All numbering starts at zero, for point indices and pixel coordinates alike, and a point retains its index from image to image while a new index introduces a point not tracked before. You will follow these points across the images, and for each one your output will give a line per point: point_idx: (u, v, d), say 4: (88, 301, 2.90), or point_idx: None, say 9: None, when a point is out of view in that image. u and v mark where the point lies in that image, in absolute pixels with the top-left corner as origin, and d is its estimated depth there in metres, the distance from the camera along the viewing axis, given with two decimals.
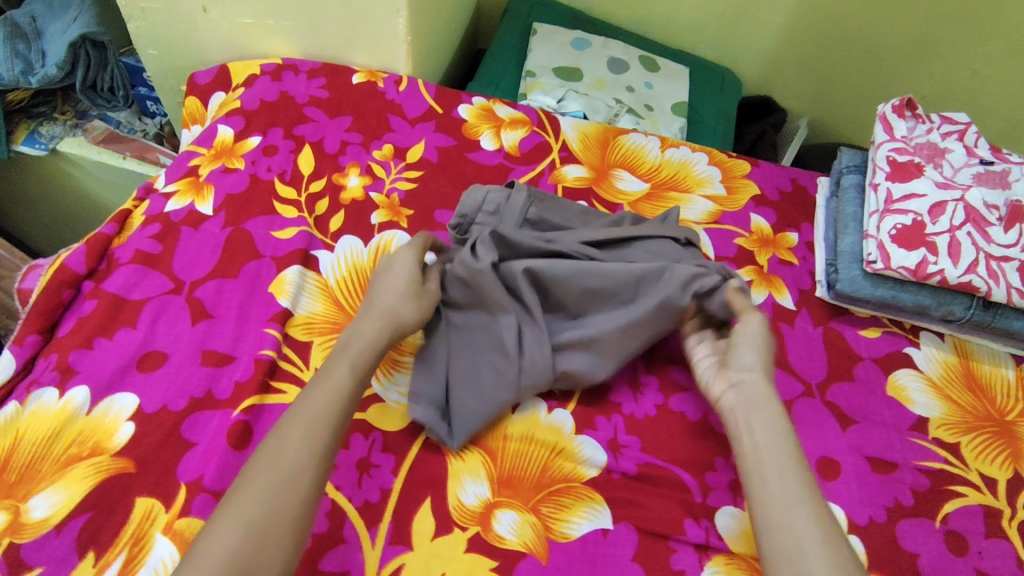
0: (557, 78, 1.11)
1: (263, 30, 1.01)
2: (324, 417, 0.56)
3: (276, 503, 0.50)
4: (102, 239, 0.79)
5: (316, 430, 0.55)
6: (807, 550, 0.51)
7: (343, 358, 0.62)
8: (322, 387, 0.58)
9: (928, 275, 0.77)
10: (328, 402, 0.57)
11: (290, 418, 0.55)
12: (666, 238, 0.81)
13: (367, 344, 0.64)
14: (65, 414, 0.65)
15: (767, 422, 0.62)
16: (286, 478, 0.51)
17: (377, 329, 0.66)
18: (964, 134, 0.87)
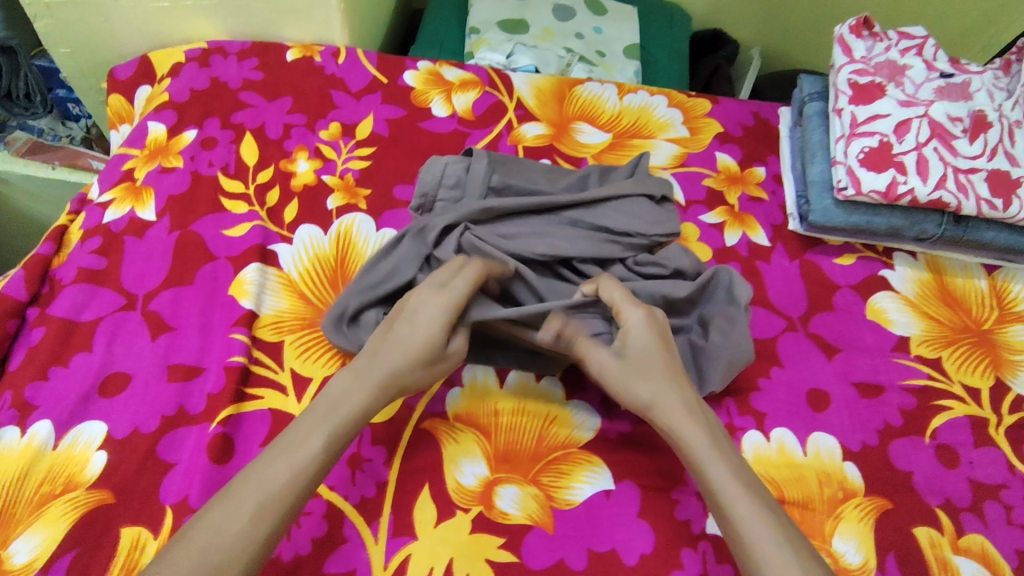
0: (503, 32, 1.05)
1: (182, 13, 0.94)
2: (280, 494, 0.49)
3: None
4: (40, 261, 0.74)
5: (268, 512, 0.48)
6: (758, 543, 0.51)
7: (321, 425, 0.53)
8: (287, 455, 0.50)
9: (899, 196, 0.77)
10: (292, 479, 0.49)
11: (243, 488, 0.48)
12: (641, 196, 0.78)
13: (359, 407, 0.55)
14: (30, 453, 0.61)
15: (674, 405, 0.59)
16: (220, 562, 0.45)
17: (371, 391, 0.56)
18: (922, 49, 0.85)
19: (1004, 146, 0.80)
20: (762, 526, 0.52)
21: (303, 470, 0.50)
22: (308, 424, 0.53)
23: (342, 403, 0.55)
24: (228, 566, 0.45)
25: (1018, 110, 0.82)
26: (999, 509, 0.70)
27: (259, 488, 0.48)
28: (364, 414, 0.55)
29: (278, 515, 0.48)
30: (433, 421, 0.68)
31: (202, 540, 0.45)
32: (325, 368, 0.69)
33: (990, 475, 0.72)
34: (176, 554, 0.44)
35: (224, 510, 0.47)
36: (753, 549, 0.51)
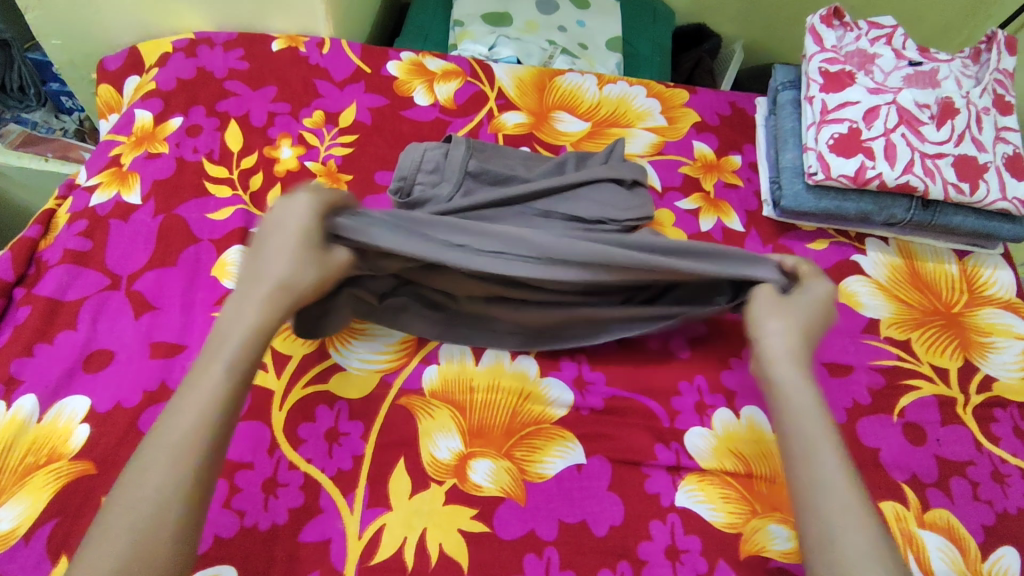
0: (486, 25, 1.07)
1: (169, 4, 0.96)
2: (191, 431, 0.49)
3: (143, 538, 0.45)
4: (28, 243, 0.76)
5: (181, 458, 0.48)
6: (838, 537, 0.50)
7: (218, 357, 0.53)
8: (190, 398, 0.51)
9: (867, 180, 0.80)
10: (193, 416, 0.50)
11: (155, 437, 0.49)
12: (611, 181, 0.80)
13: (248, 328, 0.55)
14: (15, 426, 0.63)
15: (804, 397, 0.58)
16: (155, 510, 0.46)
17: (261, 308, 0.57)
18: (892, 38, 0.87)
19: (970, 132, 0.82)
20: (855, 532, 0.50)
21: (206, 405, 0.50)
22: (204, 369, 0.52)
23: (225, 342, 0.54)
24: (160, 522, 0.46)
25: (985, 97, 0.84)
26: (964, 484, 0.71)
27: (171, 438, 0.48)
28: (256, 333, 0.55)
29: (197, 452, 0.48)
30: (409, 397, 0.70)
31: (126, 500, 0.46)
32: (305, 346, 0.72)
33: (957, 452, 0.73)
34: (113, 519, 0.45)
35: (138, 467, 0.48)
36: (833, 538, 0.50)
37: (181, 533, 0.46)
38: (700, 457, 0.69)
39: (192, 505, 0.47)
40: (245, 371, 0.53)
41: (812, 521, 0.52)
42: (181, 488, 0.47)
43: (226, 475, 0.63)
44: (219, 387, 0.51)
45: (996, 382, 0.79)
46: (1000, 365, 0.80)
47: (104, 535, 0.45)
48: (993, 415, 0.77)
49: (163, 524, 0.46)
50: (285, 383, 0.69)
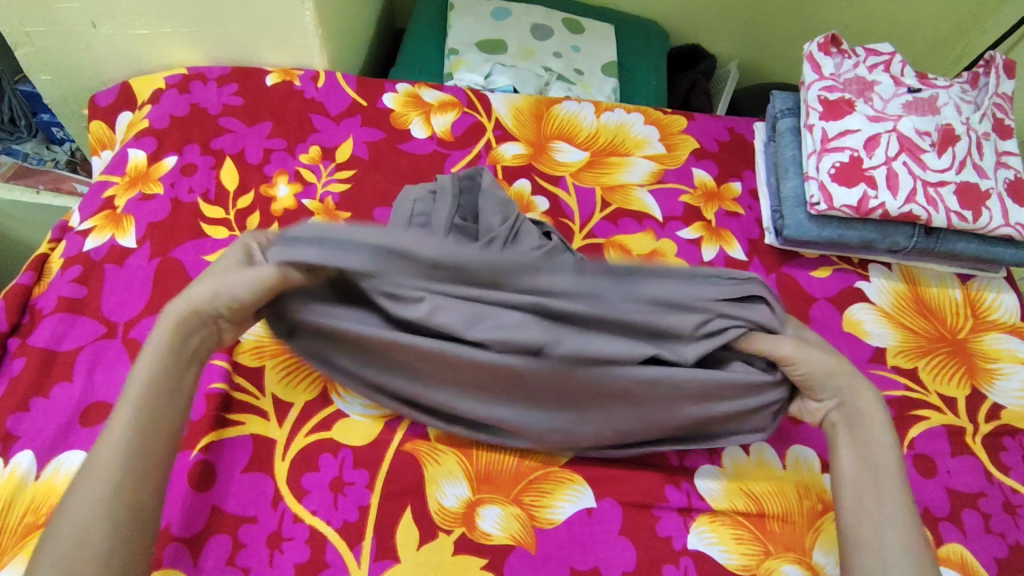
0: (481, 53, 1.07)
1: (162, 40, 0.95)
2: (114, 461, 0.51)
3: (72, 560, 0.47)
4: (21, 290, 0.74)
5: (106, 483, 0.50)
6: (891, 558, 0.54)
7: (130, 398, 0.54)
8: (105, 441, 0.52)
9: (870, 210, 0.80)
10: (116, 445, 0.52)
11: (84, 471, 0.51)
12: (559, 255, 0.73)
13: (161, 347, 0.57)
14: (12, 485, 0.61)
15: (875, 430, 0.62)
16: (78, 533, 0.48)
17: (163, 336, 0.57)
18: (890, 65, 0.87)
19: (972, 159, 0.83)
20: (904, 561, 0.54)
21: (132, 430, 0.53)
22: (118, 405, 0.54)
23: (133, 375, 0.56)
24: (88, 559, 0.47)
25: (984, 122, 0.85)
26: (977, 517, 0.70)
27: (101, 466, 0.51)
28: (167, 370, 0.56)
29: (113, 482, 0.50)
30: (415, 442, 0.69)
31: (56, 541, 0.47)
32: (306, 393, 0.70)
33: (968, 483, 0.72)
34: (45, 557, 0.47)
35: (78, 496, 0.49)
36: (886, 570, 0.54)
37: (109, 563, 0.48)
38: (711, 498, 0.69)
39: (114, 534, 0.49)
40: (155, 399, 0.55)
41: (869, 552, 0.55)
42: (109, 503, 0.49)
43: (229, 530, 0.61)
44: (135, 415, 0.53)
45: (1005, 410, 0.79)
46: (1008, 392, 0.80)
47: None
48: (1002, 444, 0.76)
49: (93, 536, 0.48)
50: (287, 432, 0.68)
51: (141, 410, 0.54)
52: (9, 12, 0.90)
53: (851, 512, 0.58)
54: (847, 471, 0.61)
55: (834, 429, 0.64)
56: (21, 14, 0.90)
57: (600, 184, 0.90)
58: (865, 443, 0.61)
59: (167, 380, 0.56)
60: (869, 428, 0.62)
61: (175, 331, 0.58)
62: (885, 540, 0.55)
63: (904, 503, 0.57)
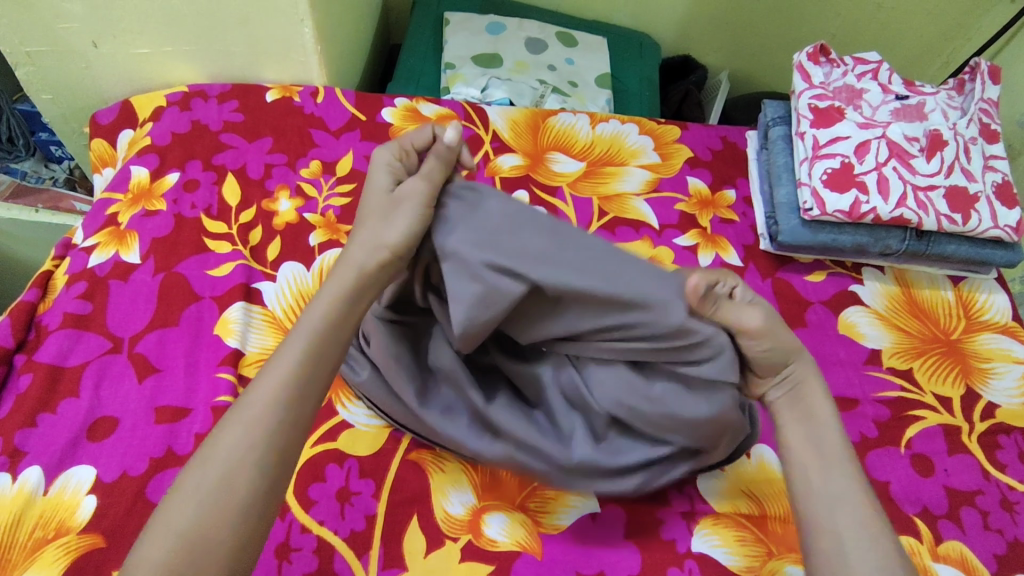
0: (477, 67, 1.09)
1: (162, 59, 0.96)
2: (269, 403, 0.48)
3: (209, 514, 0.44)
4: (26, 308, 0.75)
5: (260, 423, 0.47)
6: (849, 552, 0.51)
7: (298, 335, 0.51)
8: (269, 368, 0.50)
9: (862, 215, 0.82)
10: (276, 385, 0.49)
11: (238, 406, 0.48)
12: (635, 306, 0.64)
13: (328, 310, 0.53)
14: (21, 500, 0.61)
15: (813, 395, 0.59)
16: (224, 477, 0.45)
17: (338, 293, 0.53)
18: (877, 73, 0.90)
19: (960, 163, 0.85)
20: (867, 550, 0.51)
21: (295, 375, 0.50)
22: (298, 329, 0.52)
23: (309, 313, 0.53)
24: (234, 479, 0.45)
25: (971, 127, 0.87)
26: (975, 514, 0.71)
27: (260, 407, 0.48)
28: (338, 326, 0.53)
29: (271, 423, 0.47)
30: (420, 451, 0.69)
31: (193, 484, 0.45)
32: None
33: (965, 482, 0.74)
34: (180, 502, 0.44)
35: (224, 430, 0.47)
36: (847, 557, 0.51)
37: (248, 508, 0.45)
38: (714, 500, 0.70)
39: (261, 471, 0.46)
40: (326, 348, 0.52)
41: (823, 536, 0.53)
42: (257, 453, 0.46)
43: None
44: (304, 363, 0.50)
45: (999, 408, 0.80)
46: (1002, 391, 0.81)
47: (180, 491, 0.45)
48: (998, 442, 0.77)
49: (238, 482, 0.45)
50: None
51: (307, 352, 0.51)
52: (10, 32, 0.91)
53: (807, 504, 0.55)
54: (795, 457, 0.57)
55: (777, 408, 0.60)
56: (22, 34, 0.91)
57: (596, 194, 0.92)
58: (803, 430, 0.58)
59: (337, 326, 0.53)
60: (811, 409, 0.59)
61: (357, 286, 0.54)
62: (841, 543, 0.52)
63: (857, 481, 0.55)
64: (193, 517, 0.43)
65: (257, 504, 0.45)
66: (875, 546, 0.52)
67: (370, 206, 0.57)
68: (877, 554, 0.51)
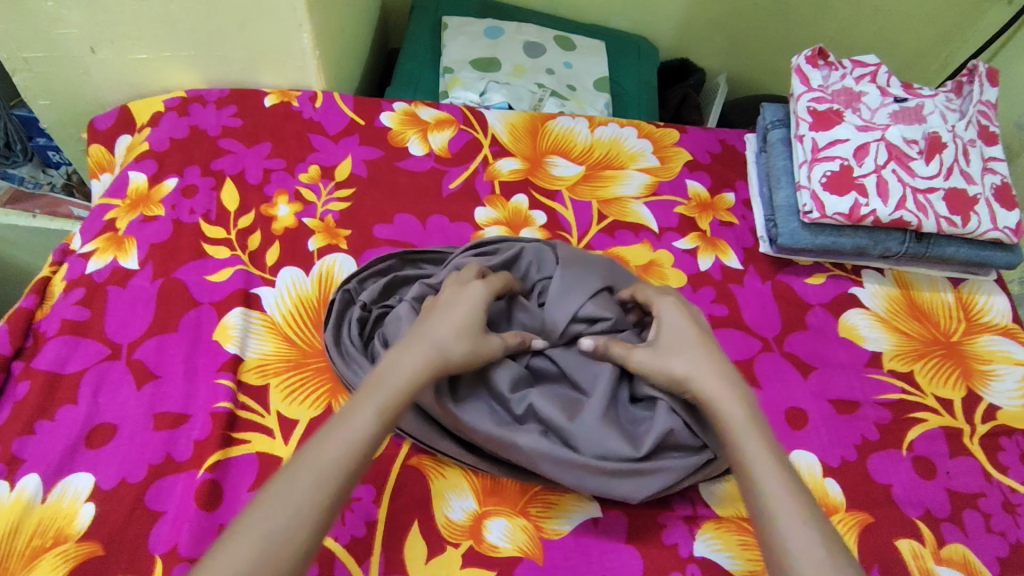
0: (475, 71, 1.09)
1: (160, 64, 0.96)
2: (340, 464, 0.47)
3: (268, 563, 0.41)
4: (24, 314, 0.74)
5: (326, 480, 0.46)
6: (789, 543, 0.47)
7: (371, 398, 0.51)
8: (343, 426, 0.49)
9: (862, 217, 0.82)
10: (345, 444, 0.48)
11: (300, 459, 0.47)
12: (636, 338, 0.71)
13: (405, 383, 0.53)
14: (19, 508, 0.60)
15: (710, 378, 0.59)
16: (286, 529, 0.43)
17: (419, 365, 0.55)
18: (876, 75, 0.89)
19: (958, 165, 0.85)
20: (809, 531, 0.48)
21: (367, 438, 0.49)
22: (368, 390, 0.52)
23: (385, 378, 0.53)
24: (298, 529, 0.44)
25: (969, 129, 0.87)
26: (977, 517, 0.71)
27: (323, 458, 0.47)
28: (412, 390, 0.54)
29: (342, 480, 0.47)
30: (420, 457, 0.69)
31: (262, 527, 0.43)
32: (311, 409, 0.70)
33: (967, 484, 0.73)
34: (235, 546, 0.42)
35: (286, 480, 0.45)
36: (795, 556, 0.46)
37: (301, 564, 0.43)
38: (715, 504, 0.69)
39: (323, 526, 0.45)
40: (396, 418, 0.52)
41: (771, 528, 0.49)
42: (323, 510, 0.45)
43: None
44: (373, 425, 0.50)
45: (1000, 410, 0.80)
46: (1003, 393, 0.81)
47: (236, 535, 0.42)
48: (1000, 444, 0.77)
49: (299, 534, 0.43)
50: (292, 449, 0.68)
51: (382, 422, 0.50)
52: (7, 38, 0.91)
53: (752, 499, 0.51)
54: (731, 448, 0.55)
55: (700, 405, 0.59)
56: (20, 39, 0.91)
57: (595, 198, 0.91)
58: (732, 421, 0.56)
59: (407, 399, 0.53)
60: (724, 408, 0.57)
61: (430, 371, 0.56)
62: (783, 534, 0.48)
63: (783, 474, 0.51)
64: (254, 555, 0.41)
65: (310, 561, 0.44)
66: (803, 540, 0.47)
67: (461, 317, 0.61)
68: (796, 545, 0.47)
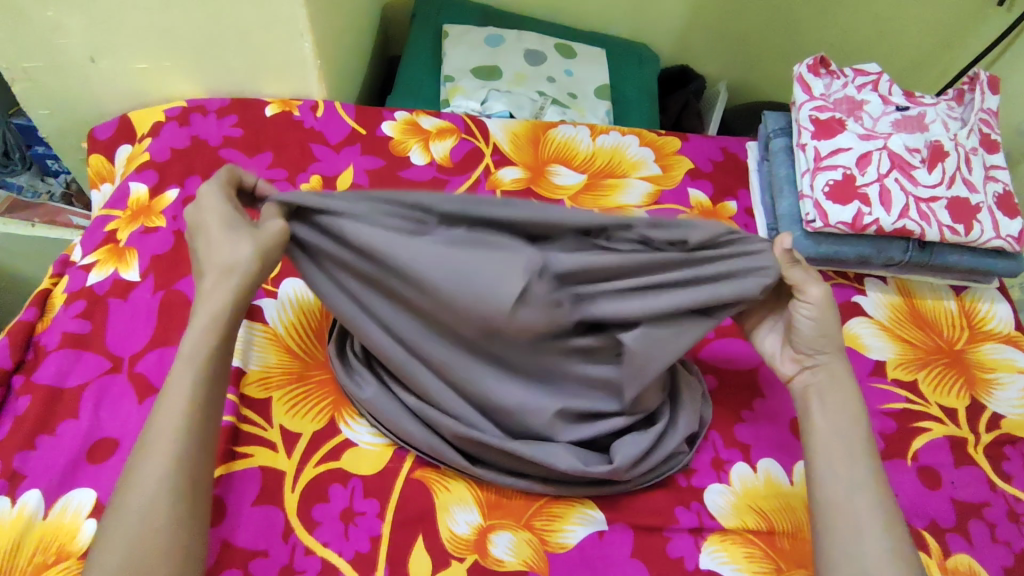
0: (476, 79, 1.09)
1: (161, 73, 0.95)
2: (166, 439, 0.53)
3: (138, 542, 0.49)
4: (25, 327, 0.74)
5: (164, 458, 0.52)
6: (863, 537, 0.56)
7: (188, 368, 0.56)
8: (165, 408, 0.54)
9: (865, 226, 0.82)
10: (168, 421, 0.53)
11: (146, 445, 0.53)
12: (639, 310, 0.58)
13: (211, 333, 0.57)
14: (20, 525, 0.60)
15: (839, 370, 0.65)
16: (145, 509, 0.50)
17: (226, 303, 0.58)
18: (878, 84, 0.90)
19: (961, 174, 0.85)
20: (881, 543, 0.56)
21: (187, 407, 0.54)
22: (182, 357, 0.56)
23: (189, 345, 0.57)
24: (156, 512, 0.50)
25: (971, 138, 0.87)
26: (982, 527, 0.71)
27: (162, 443, 0.53)
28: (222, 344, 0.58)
29: (176, 452, 0.53)
30: (424, 469, 0.69)
31: (118, 521, 0.50)
32: (315, 423, 0.70)
33: (972, 494, 0.73)
34: (113, 539, 0.49)
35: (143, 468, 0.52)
36: (858, 558, 0.55)
37: (173, 524, 0.51)
38: (721, 516, 0.69)
39: (181, 496, 0.52)
40: (211, 373, 0.57)
41: (840, 518, 0.57)
42: (168, 483, 0.52)
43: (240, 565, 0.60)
44: (193, 392, 0.55)
45: (1004, 419, 0.80)
46: (1006, 402, 0.81)
47: (110, 531, 0.50)
48: (1004, 453, 0.77)
49: (157, 512, 0.50)
50: (296, 463, 0.67)
51: (197, 385, 0.56)
52: (7, 48, 0.90)
53: (825, 499, 0.59)
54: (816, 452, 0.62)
55: (805, 397, 0.65)
56: (19, 49, 0.90)
57: (598, 206, 0.91)
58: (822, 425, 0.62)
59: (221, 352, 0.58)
60: (842, 400, 0.63)
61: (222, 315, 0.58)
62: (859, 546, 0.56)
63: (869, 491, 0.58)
64: (131, 540, 0.49)
65: (182, 521, 0.52)
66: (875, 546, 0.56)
67: (217, 228, 0.59)
68: (869, 549, 0.55)
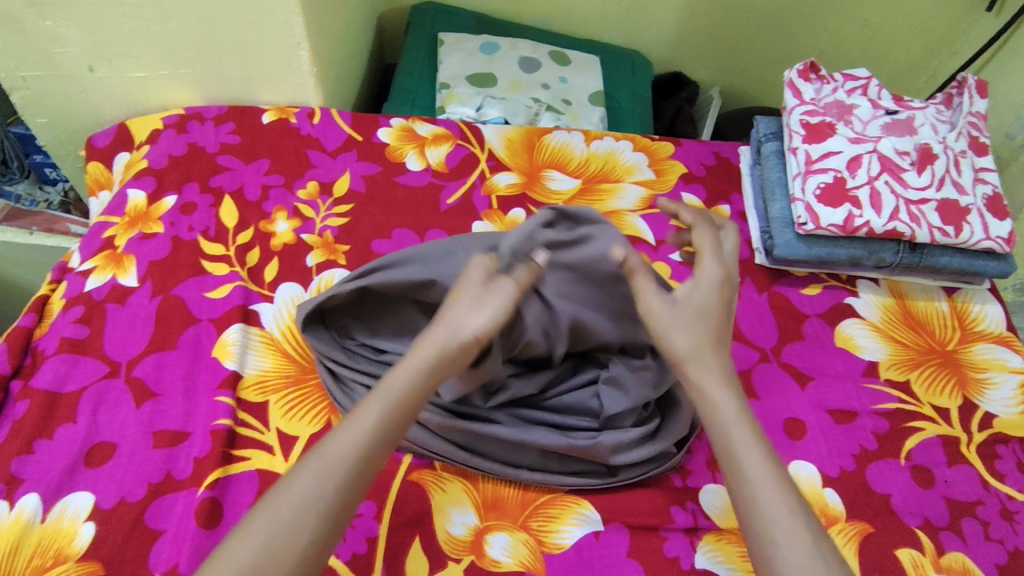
0: (472, 86, 1.10)
1: (159, 82, 0.96)
2: (342, 462, 0.49)
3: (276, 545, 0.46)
4: (23, 332, 0.74)
5: (330, 477, 0.49)
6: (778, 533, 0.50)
7: (378, 396, 0.53)
8: (348, 428, 0.51)
9: (856, 228, 0.83)
10: (351, 445, 0.50)
11: (308, 456, 0.50)
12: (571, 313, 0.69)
13: (414, 380, 0.54)
14: (18, 528, 0.60)
15: (711, 366, 0.58)
16: (292, 518, 0.47)
17: (430, 352, 0.55)
18: (867, 89, 0.92)
19: (950, 176, 0.86)
20: (802, 536, 0.50)
21: (371, 438, 0.51)
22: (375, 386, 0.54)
23: (393, 376, 0.54)
24: (305, 521, 0.47)
25: (960, 140, 0.89)
26: (976, 525, 0.71)
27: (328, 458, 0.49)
28: (421, 390, 0.54)
29: (340, 479, 0.49)
30: (420, 472, 0.69)
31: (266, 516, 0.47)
32: (311, 425, 0.70)
33: (965, 492, 0.74)
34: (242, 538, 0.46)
35: (293, 477, 0.49)
36: (779, 554, 0.49)
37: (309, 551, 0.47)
38: (716, 516, 0.70)
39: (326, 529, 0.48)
40: (403, 415, 0.53)
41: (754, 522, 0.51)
42: (326, 512, 0.48)
43: None
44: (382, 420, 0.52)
45: (997, 418, 0.80)
46: (999, 401, 0.82)
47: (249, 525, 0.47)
48: (997, 451, 0.78)
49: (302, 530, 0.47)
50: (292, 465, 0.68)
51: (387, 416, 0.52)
52: (5, 57, 0.91)
53: (740, 495, 0.52)
54: (717, 441, 0.55)
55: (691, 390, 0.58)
56: (18, 58, 0.91)
57: (593, 211, 0.92)
58: (719, 412, 0.56)
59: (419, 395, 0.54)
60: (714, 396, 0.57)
61: (434, 363, 0.55)
62: (779, 542, 0.49)
63: (768, 463, 0.53)
64: (259, 556, 0.45)
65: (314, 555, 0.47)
66: (792, 530, 0.50)
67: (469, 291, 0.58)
68: (785, 546, 0.49)
